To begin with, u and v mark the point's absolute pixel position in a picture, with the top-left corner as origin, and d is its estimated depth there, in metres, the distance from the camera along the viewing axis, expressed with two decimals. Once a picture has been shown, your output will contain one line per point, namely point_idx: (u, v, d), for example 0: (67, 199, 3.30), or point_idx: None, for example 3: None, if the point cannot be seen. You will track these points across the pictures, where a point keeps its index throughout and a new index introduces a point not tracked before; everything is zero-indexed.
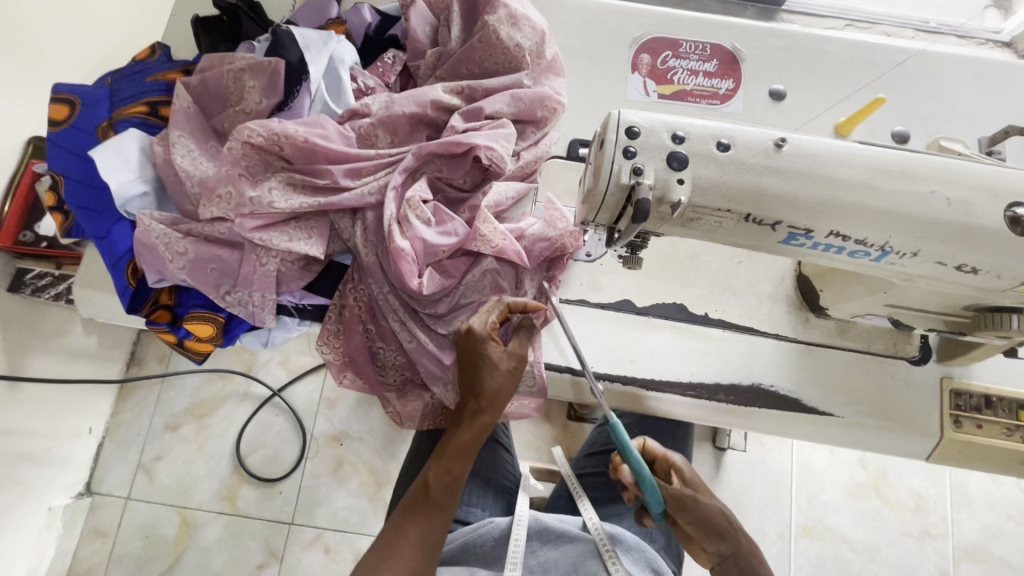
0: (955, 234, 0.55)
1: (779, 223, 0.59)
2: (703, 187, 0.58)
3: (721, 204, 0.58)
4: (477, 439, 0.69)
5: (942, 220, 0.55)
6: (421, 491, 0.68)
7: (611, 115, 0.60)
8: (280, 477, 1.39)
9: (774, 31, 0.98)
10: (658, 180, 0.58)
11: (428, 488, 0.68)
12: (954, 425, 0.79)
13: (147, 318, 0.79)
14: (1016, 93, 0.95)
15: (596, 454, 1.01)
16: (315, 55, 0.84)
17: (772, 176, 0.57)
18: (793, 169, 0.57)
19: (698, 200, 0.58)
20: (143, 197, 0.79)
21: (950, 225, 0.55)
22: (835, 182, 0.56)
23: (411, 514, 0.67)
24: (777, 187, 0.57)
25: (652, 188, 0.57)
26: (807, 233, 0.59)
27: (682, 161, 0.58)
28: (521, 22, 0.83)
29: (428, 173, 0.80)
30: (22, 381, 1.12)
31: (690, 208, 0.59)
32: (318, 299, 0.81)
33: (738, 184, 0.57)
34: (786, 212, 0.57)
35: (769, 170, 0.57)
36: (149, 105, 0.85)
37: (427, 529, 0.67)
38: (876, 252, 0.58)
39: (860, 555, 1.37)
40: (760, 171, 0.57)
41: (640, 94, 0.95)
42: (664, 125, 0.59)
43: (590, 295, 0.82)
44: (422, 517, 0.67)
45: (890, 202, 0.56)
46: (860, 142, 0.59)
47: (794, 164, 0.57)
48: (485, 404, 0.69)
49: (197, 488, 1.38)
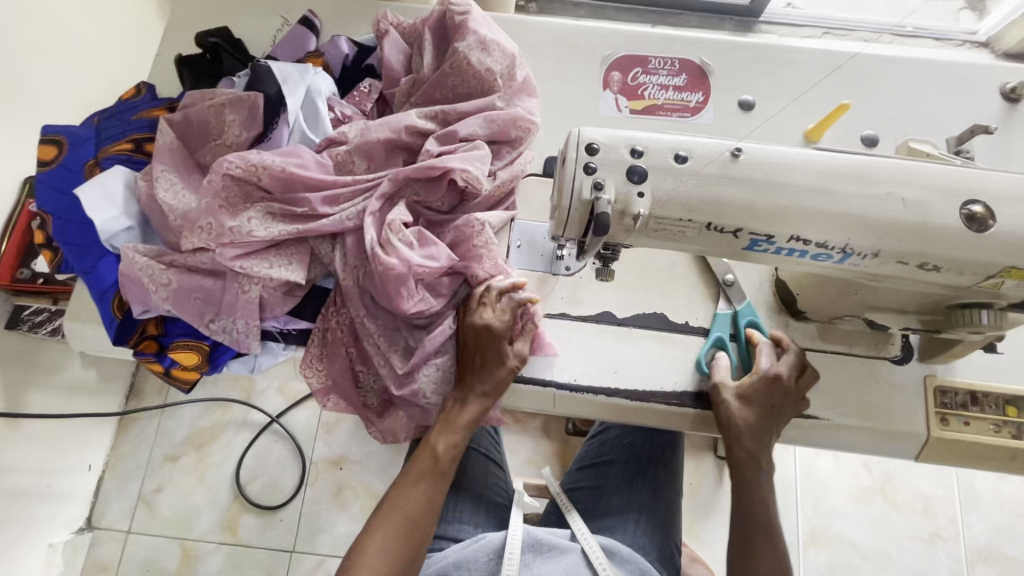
0: (913, 233, 0.56)
1: (743, 230, 0.60)
2: (664, 200, 0.60)
3: (682, 214, 0.60)
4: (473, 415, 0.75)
5: (901, 220, 0.56)
6: (432, 459, 0.75)
7: (573, 137, 0.62)
8: (281, 504, 1.39)
9: (740, 43, 1.00)
10: (621, 192, 0.59)
11: (438, 456, 0.75)
12: (940, 423, 0.79)
13: (133, 349, 0.80)
14: (984, 93, 0.96)
15: (590, 467, 1.01)
16: (292, 87, 0.87)
17: (731, 185, 0.58)
18: (754, 177, 0.58)
19: (662, 209, 0.60)
20: (129, 231, 0.81)
21: (909, 224, 0.56)
22: (793, 188, 0.58)
23: (420, 477, 0.74)
24: (739, 193, 0.58)
25: (616, 200, 0.59)
26: (775, 236, 0.60)
27: (640, 173, 0.59)
28: (490, 47, 0.85)
29: (406, 197, 0.82)
30: (22, 417, 1.13)
31: (653, 220, 0.61)
32: (303, 323, 0.83)
33: (704, 193, 0.59)
34: (747, 219, 0.59)
35: (730, 179, 0.58)
36: (134, 142, 0.87)
37: (433, 492, 0.74)
38: (839, 254, 0.60)
39: (871, 561, 1.35)
40: (721, 181, 0.58)
41: (612, 110, 0.97)
42: (623, 141, 0.61)
43: (569, 309, 0.82)
44: (428, 481, 0.74)
45: (847, 204, 0.57)
46: (817, 149, 0.60)
47: (752, 172, 0.58)
48: (478, 377, 0.75)
49: (198, 519, 1.38)
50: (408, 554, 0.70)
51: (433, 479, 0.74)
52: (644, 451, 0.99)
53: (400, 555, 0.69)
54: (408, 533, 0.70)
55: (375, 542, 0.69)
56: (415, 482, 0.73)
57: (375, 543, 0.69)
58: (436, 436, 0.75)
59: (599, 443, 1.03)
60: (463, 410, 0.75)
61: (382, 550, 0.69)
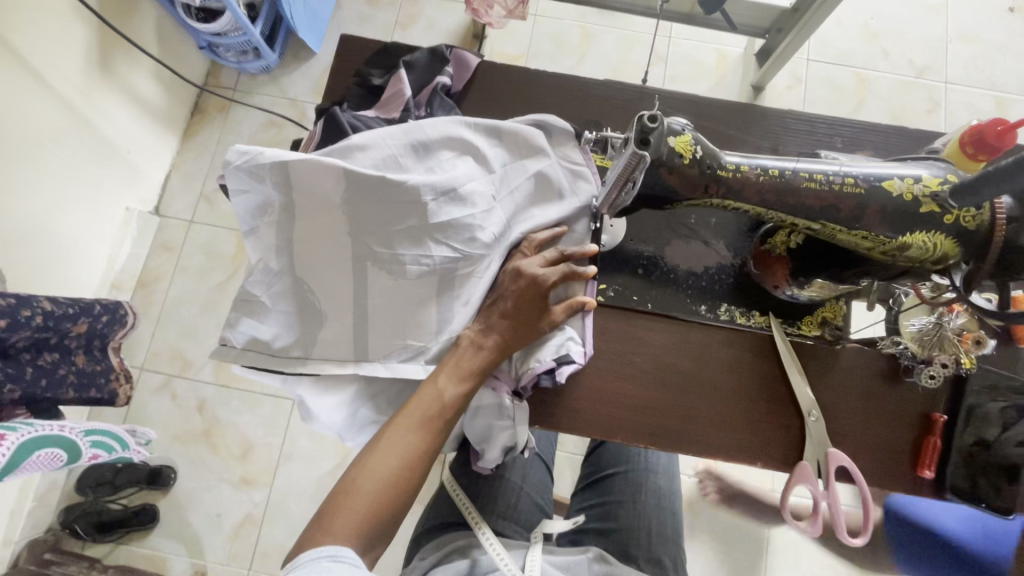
0: (1000, 227, 0.49)
1: (797, 222, 0.55)
2: (705, 187, 0.54)
3: (727, 203, 0.55)
4: (489, 361, 0.62)
5: (990, 206, 0.49)
6: (436, 402, 0.61)
7: (587, 138, 0.65)
8: (283, 509, 1.33)
9: None
10: (668, 146, 0.51)
11: (444, 399, 0.61)
12: None
13: None
14: None
15: (596, 482, 0.92)
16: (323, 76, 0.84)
17: (796, 176, 0.53)
18: (809, 163, 0.53)
19: (714, 193, 0.54)
20: None
21: (998, 213, 0.49)
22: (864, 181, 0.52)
23: (419, 422, 0.60)
24: (799, 181, 0.53)
25: (667, 164, 0.52)
26: (840, 224, 0.53)
27: (687, 128, 0.52)
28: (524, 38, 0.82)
29: None
30: None
31: (702, 199, 0.55)
32: None
33: (757, 181, 0.53)
34: (796, 211, 0.54)
35: (786, 166, 0.53)
36: None
37: (430, 444, 0.60)
38: (899, 258, 0.54)
39: None
40: (774, 165, 0.53)
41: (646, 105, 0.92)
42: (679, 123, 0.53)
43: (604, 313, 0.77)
44: (427, 428, 0.60)
45: (916, 189, 0.51)
46: (897, 159, 0.55)
47: (804, 161, 0.54)
48: (498, 324, 0.63)
49: (203, 519, 1.34)
50: (388, 516, 0.57)
51: (427, 432, 0.60)
52: (653, 463, 0.90)
53: (384, 505, 0.57)
54: (392, 490, 0.57)
55: (351, 495, 0.56)
56: (404, 428, 0.59)
57: (361, 485, 0.57)
58: (440, 379, 0.62)
59: (599, 457, 0.95)
60: (475, 355, 0.63)
61: (360, 506, 0.56)
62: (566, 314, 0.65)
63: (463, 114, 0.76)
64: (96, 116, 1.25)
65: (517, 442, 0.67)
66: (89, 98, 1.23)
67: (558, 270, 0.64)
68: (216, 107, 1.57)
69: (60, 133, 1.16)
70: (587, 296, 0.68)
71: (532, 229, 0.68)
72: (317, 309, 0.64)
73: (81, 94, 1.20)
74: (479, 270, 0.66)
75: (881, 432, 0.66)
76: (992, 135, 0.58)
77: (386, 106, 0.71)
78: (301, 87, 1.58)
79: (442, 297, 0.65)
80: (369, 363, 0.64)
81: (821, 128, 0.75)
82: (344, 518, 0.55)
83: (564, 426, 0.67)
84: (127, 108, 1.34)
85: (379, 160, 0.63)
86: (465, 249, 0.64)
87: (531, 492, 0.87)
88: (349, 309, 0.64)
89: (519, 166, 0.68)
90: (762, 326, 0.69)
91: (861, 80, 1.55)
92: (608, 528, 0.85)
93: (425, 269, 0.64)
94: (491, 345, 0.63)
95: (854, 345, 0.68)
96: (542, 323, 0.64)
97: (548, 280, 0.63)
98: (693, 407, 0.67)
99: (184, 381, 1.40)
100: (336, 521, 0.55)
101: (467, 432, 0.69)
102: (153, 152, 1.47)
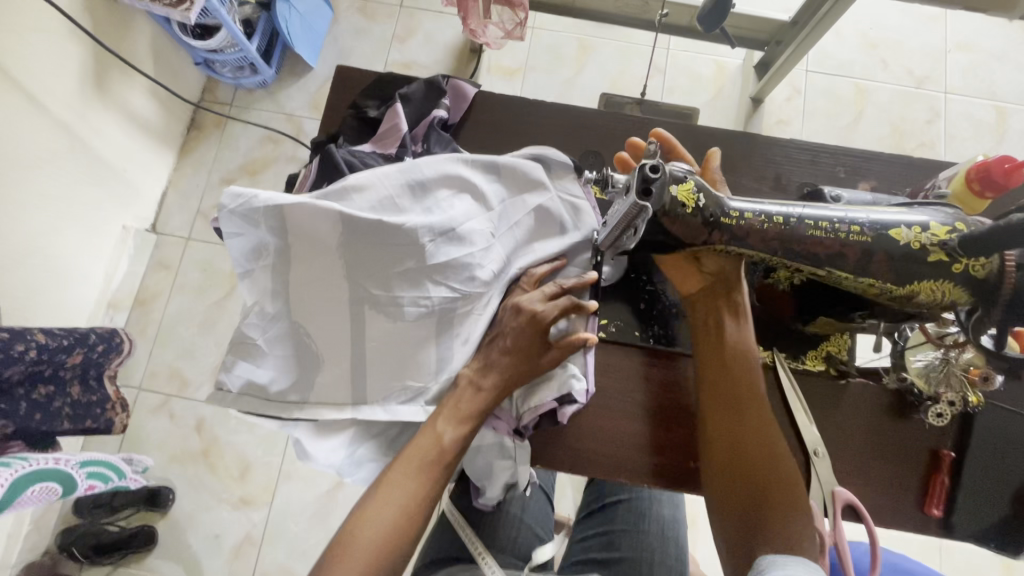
0: (1010, 275, 0.48)
1: (801, 268, 0.55)
2: (709, 233, 0.53)
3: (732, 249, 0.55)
4: (488, 403, 0.61)
5: (999, 256, 0.49)
6: (434, 446, 0.59)
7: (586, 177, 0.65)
8: (283, 530, 1.32)
9: None
10: (670, 195, 0.50)
11: (442, 442, 0.59)
12: None
13: None
14: None
15: (597, 511, 0.91)
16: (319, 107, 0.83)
17: (801, 223, 0.53)
18: (816, 210, 0.53)
19: (717, 240, 0.54)
20: None
21: (1008, 265, 0.48)
22: (871, 229, 0.52)
23: (418, 467, 0.59)
24: (804, 228, 0.53)
25: (669, 213, 0.51)
26: (846, 271, 0.53)
27: (689, 175, 0.52)
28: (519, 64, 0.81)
29: None
30: None
31: (704, 246, 0.54)
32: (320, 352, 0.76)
33: (761, 228, 0.53)
34: (801, 257, 0.54)
35: (790, 213, 0.53)
36: None
37: (430, 489, 0.58)
38: (904, 303, 0.54)
39: None
40: (778, 212, 0.53)
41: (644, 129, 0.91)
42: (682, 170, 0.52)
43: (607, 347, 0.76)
44: (426, 474, 0.59)
45: (924, 238, 0.51)
46: (903, 204, 0.54)
47: (810, 206, 0.54)
48: (498, 364, 0.62)
49: (201, 540, 1.32)
50: (389, 566, 0.56)
51: (426, 477, 0.58)
52: (655, 492, 0.89)
53: (384, 555, 0.55)
54: (391, 540, 0.56)
55: (350, 546, 0.55)
56: (402, 473, 0.58)
57: (360, 535, 0.55)
58: (439, 423, 0.60)
59: (600, 485, 0.94)
60: (474, 396, 0.61)
61: (359, 558, 0.54)
62: (567, 350, 0.62)
63: (460, 146, 0.76)
64: (91, 136, 1.24)
65: (519, 481, 0.66)
66: (84, 118, 1.22)
67: (559, 304, 0.63)
68: (213, 124, 1.56)
69: (55, 155, 1.15)
70: (589, 332, 0.67)
71: (531, 264, 0.67)
72: (314, 352, 0.63)
73: (76, 116, 1.19)
74: (478, 308, 0.65)
75: (888, 469, 0.65)
76: (1000, 173, 0.58)
77: (382, 141, 0.70)
78: (298, 103, 1.57)
79: (441, 337, 0.64)
80: (367, 407, 0.63)
81: (823, 156, 0.74)
82: (342, 570, 0.54)
83: (567, 467, 0.66)
84: (122, 127, 1.32)
85: (376, 201, 0.62)
86: (464, 288, 0.63)
87: (531, 523, 0.87)
88: (346, 352, 0.63)
89: (519, 202, 0.67)
90: (766, 361, 0.68)
91: (860, 91, 1.54)
92: (610, 558, 0.84)
93: (424, 310, 0.63)
94: (490, 384, 0.62)
95: (862, 380, 0.67)
96: (542, 361, 0.62)
97: (548, 316, 0.62)
98: (695, 445, 0.66)
99: (182, 400, 1.39)
100: (334, 573, 0.54)
101: (468, 468, 0.68)
102: (149, 169, 1.45)
